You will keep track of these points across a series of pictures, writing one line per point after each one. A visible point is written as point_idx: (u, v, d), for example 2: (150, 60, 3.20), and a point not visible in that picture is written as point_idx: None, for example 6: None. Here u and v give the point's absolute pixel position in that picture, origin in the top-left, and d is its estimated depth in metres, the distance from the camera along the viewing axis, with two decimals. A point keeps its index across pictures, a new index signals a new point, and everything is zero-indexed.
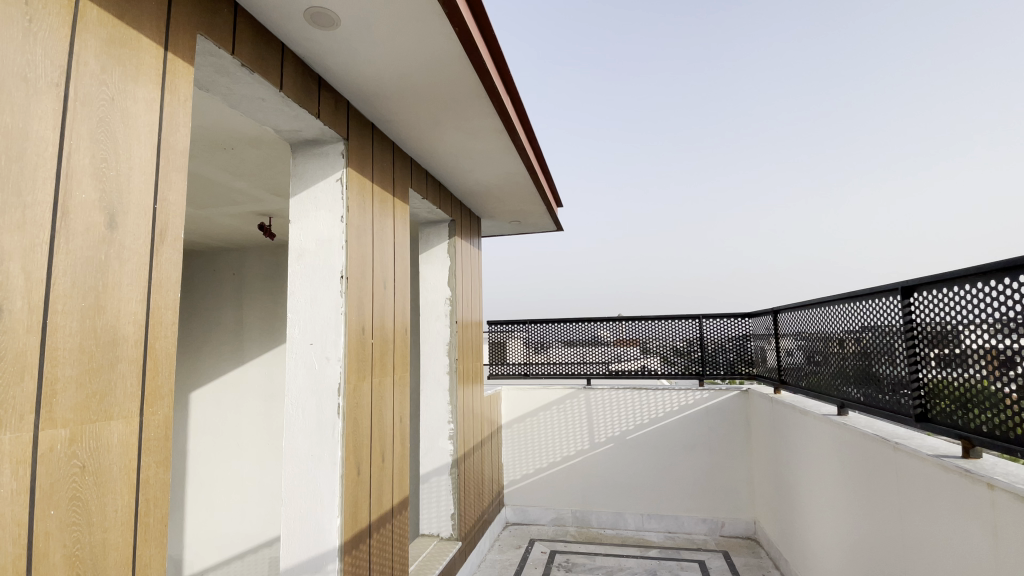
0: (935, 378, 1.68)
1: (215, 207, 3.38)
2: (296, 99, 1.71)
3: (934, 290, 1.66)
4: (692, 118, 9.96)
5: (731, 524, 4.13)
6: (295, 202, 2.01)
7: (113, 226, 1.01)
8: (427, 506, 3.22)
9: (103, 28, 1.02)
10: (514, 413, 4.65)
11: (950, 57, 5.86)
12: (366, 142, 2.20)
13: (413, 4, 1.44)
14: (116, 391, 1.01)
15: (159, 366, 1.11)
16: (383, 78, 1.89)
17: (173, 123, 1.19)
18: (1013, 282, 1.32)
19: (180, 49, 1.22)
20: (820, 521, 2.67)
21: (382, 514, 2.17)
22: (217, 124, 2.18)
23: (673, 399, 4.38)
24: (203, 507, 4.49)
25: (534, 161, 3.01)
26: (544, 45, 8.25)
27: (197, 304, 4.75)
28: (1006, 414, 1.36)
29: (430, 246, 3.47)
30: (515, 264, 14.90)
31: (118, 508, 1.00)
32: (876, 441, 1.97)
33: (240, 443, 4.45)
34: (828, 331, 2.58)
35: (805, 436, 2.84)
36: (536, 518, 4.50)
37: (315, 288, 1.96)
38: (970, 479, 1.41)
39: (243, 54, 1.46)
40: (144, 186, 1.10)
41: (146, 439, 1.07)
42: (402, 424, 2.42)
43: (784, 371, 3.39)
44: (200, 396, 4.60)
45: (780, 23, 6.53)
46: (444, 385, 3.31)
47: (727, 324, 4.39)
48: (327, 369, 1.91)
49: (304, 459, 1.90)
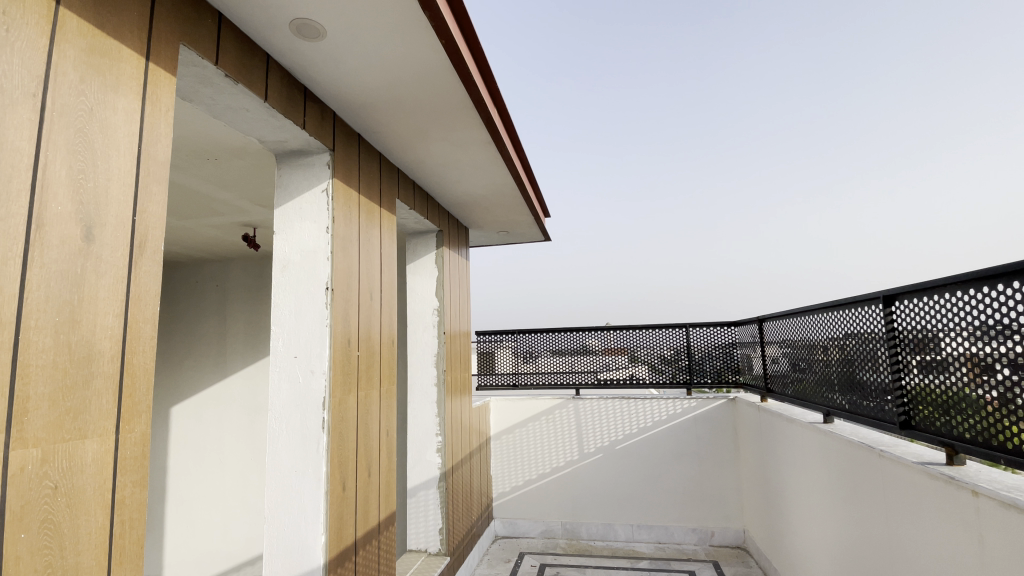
0: (918, 384, 1.71)
1: (195, 218, 3.32)
2: (280, 109, 1.69)
3: (915, 298, 1.70)
4: (678, 127, 10.08)
5: (720, 533, 4.13)
6: (279, 212, 1.99)
7: (90, 238, 0.99)
8: (414, 521, 3.16)
9: (83, 39, 1.01)
10: (503, 424, 4.62)
11: (944, 58, 5.93)
12: (352, 153, 2.19)
13: (403, 16, 1.44)
14: (91, 408, 0.97)
15: (137, 382, 1.08)
16: (368, 90, 1.89)
17: (153, 134, 1.17)
18: (991, 290, 1.34)
19: (161, 60, 1.21)
20: (808, 528, 2.68)
21: (368, 530, 2.12)
22: (199, 135, 2.15)
23: (662, 408, 4.38)
24: (184, 526, 4.36)
25: (521, 171, 3.02)
26: (529, 58, 8.31)
27: (178, 316, 4.64)
28: (988, 420, 1.37)
29: (418, 257, 3.45)
30: (502, 273, 14.88)
31: (92, 530, 0.96)
32: (861, 449, 1.99)
33: (222, 458, 4.35)
34: (812, 338, 2.61)
35: (792, 444, 2.86)
36: (525, 531, 4.45)
37: (300, 300, 1.94)
38: (954, 485, 1.43)
39: (227, 64, 1.45)
40: (123, 198, 1.07)
41: (122, 458, 1.04)
42: (389, 437, 2.38)
43: (770, 379, 3.41)
44: (180, 411, 4.50)
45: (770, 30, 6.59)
46: (431, 396, 3.26)
47: (714, 332, 4.43)
48: (312, 383, 1.88)
49: (289, 476, 1.85)
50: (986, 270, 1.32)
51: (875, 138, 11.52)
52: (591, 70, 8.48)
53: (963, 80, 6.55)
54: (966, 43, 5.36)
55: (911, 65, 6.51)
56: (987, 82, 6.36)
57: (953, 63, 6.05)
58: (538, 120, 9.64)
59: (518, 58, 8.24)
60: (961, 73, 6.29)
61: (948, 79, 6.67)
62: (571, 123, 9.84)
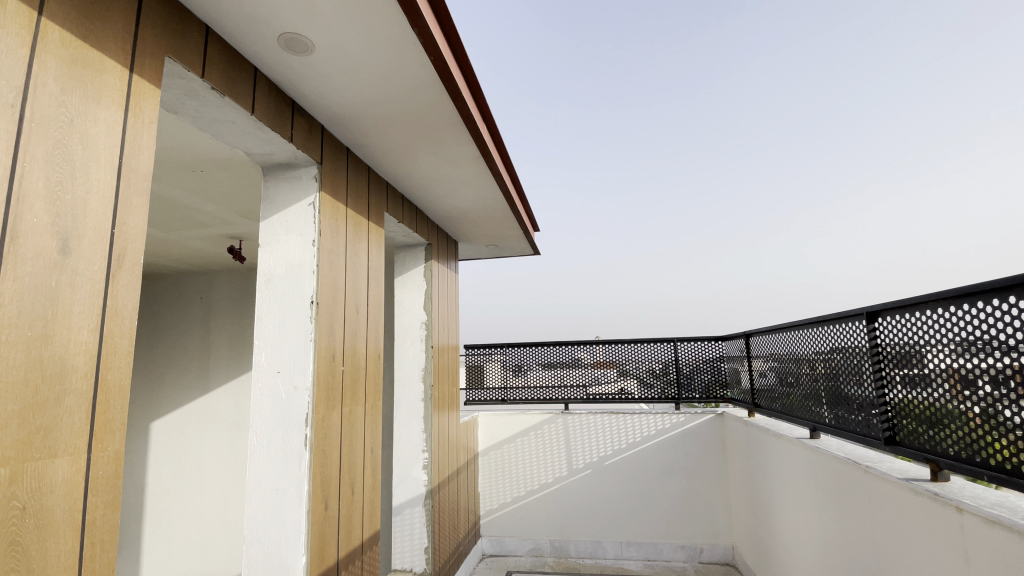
0: (902, 398, 1.72)
1: (180, 230, 3.28)
2: (267, 122, 1.68)
3: (898, 314, 1.73)
4: (667, 143, 10.22)
5: (709, 549, 4.10)
6: (264, 225, 1.96)
7: (66, 252, 0.97)
8: (399, 539, 3.10)
9: (65, 49, 1.00)
10: (491, 439, 4.56)
11: (930, 69, 6.05)
12: (341, 166, 2.18)
13: (392, 32, 1.45)
14: (62, 426, 0.94)
15: (111, 399, 1.05)
16: (357, 106, 1.90)
17: (136, 146, 1.15)
18: (971, 306, 1.37)
19: (145, 71, 1.20)
20: (795, 543, 2.67)
21: (351, 551, 2.07)
22: (185, 147, 2.14)
23: (651, 423, 4.37)
24: (160, 546, 4.23)
25: (510, 187, 3.04)
26: (519, 80, 8.42)
27: (160, 329, 4.55)
28: (972, 434, 1.39)
29: (406, 270, 3.44)
30: (491, 287, 14.84)
31: (61, 553, 0.92)
32: (847, 465, 2.00)
33: (202, 475, 4.24)
34: (799, 352, 2.63)
35: (779, 458, 2.87)
36: (512, 549, 4.37)
37: (284, 315, 1.91)
38: (938, 502, 1.43)
39: (214, 77, 1.44)
40: (102, 210, 1.05)
41: (94, 477, 1.00)
42: (373, 454, 2.34)
43: (757, 393, 3.43)
44: (160, 427, 4.39)
45: (760, 43, 6.70)
46: (418, 412, 3.21)
47: (702, 346, 4.45)
48: (294, 400, 1.84)
49: (268, 495, 1.80)
50: (967, 288, 1.35)
51: (859, 153, 11.75)
52: (581, 86, 8.61)
53: (945, 92, 6.69)
54: (949, 57, 5.50)
55: (896, 75, 6.65)
56: (968, 93, 6.51)
57: (938, 73, 6.19)
58: (529, 138, 9.73)
59: (508, 81, 8.37)
60: (944, 82, 6.42)
61: (931, 91, 6.82)
62: (561, 139, 9.96)
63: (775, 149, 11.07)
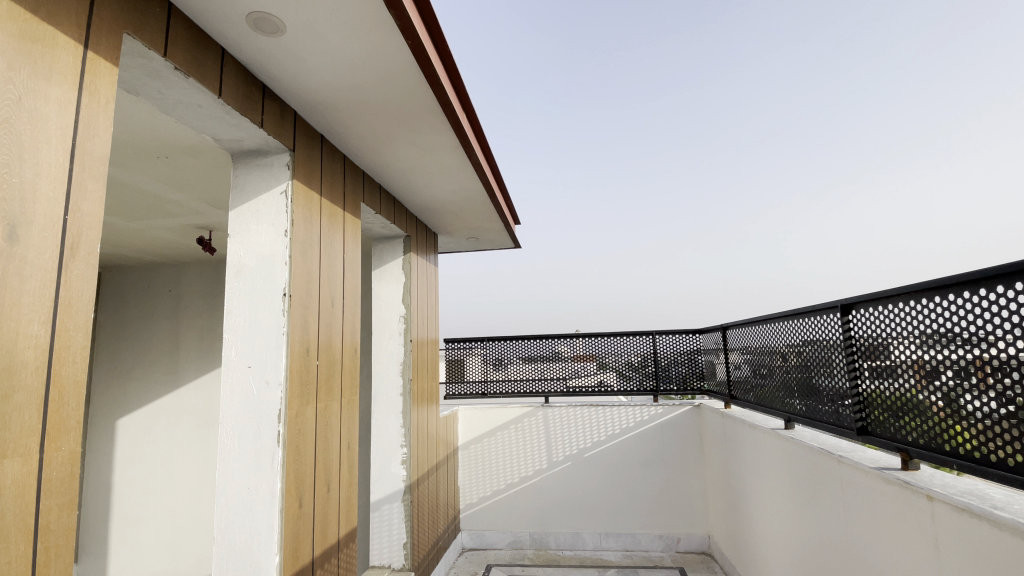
0: (873, 389, 1.76)
1: (146, 219, 3.15)
2: (236, 106, 1.61)
3: (869, 307, 1.76)
4: (650, 138, 10.23)
5: (686, 539, 4.17)
6: (234, 214, 1.89)
7: (14, 238, 0.90)
8: (378, 535, 3.05)
9: (12, 22, 0.92)
10: (471, 433, 4.54)
11: (911, 67, 6.11)
12: (314, 154, 2.11)
13: (366, 14, 1.40)
14: (12, 424, 0.88)
15: (66, 397, 0.99)
16: (331, 92, 1.84)
17: (91, 127, 1.09)
18: (940, 300, 1.39)
19: (102, 48, 1.12)
20: (770, 531, 2.73)
21: (327, 548, 2.03)
22: (148, 131, 2.04)
23: (629, 415, 4.41)
24: (129, 547, 4.09)
25: (491, 178, 2.99)
26: (499, 75, 8.31)
27: (127, 322, 4.38)
28: (940, 424, 1.42)
29: (384, 263, 3.37)
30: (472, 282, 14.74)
31: (11, 560, 0.87)
32: (820, 455, 2.05)
33: (172, 472, 4.11)
34: (772, 344, 2.68)
35: (754, 448, 2.92)
36: (492, 542, 4.36)
37: (255, 307, 1.84)
38: (909, 490, 1.47)
39: (177, 56, 1.37)
40: (53, 195, 0.99)
41: (47, 479, 0.94)
42: (350, 449, 2.29)
43: (733, 385, 3.48)
44: (126, 425, 4.23)
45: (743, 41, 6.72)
46: (397, 406, 3.17)
47: (679, 339, 4.51)
48: (267, 395, 1.78)
49: (239, 491, 1.75)
50: (938, 281, 1.37)
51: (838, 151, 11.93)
52: (564, 79, 8.54)
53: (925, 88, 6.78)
54: (928, 56, 5.56)
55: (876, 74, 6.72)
56: (947, 91, 6.63)
57: (918, 72, 6.27)
58: (510, 132, 9.63)
59: (490, 77, 8.26)
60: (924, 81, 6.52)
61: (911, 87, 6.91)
62: (543, 132, 9.91)
63: (755, 144, 11.18)
